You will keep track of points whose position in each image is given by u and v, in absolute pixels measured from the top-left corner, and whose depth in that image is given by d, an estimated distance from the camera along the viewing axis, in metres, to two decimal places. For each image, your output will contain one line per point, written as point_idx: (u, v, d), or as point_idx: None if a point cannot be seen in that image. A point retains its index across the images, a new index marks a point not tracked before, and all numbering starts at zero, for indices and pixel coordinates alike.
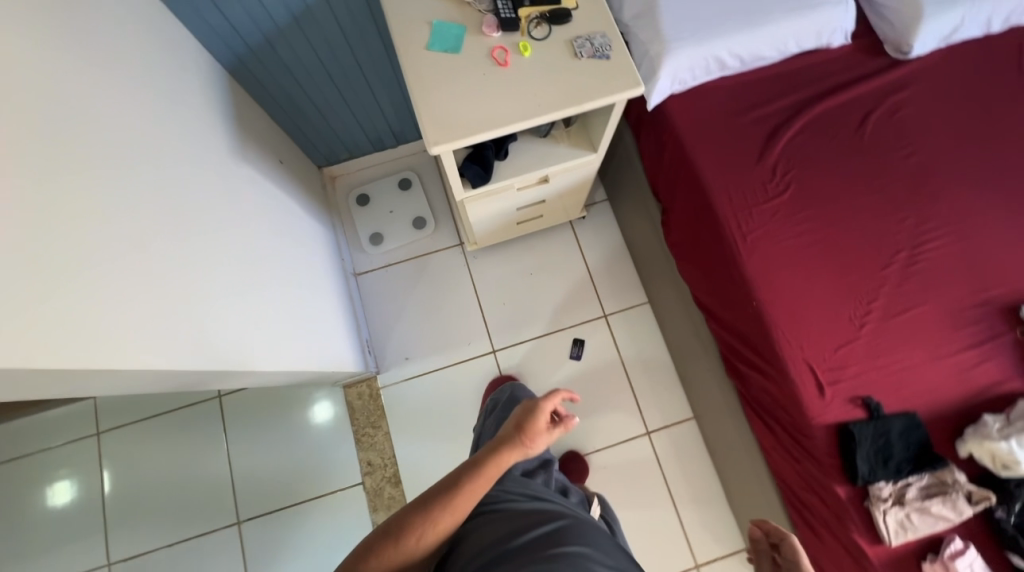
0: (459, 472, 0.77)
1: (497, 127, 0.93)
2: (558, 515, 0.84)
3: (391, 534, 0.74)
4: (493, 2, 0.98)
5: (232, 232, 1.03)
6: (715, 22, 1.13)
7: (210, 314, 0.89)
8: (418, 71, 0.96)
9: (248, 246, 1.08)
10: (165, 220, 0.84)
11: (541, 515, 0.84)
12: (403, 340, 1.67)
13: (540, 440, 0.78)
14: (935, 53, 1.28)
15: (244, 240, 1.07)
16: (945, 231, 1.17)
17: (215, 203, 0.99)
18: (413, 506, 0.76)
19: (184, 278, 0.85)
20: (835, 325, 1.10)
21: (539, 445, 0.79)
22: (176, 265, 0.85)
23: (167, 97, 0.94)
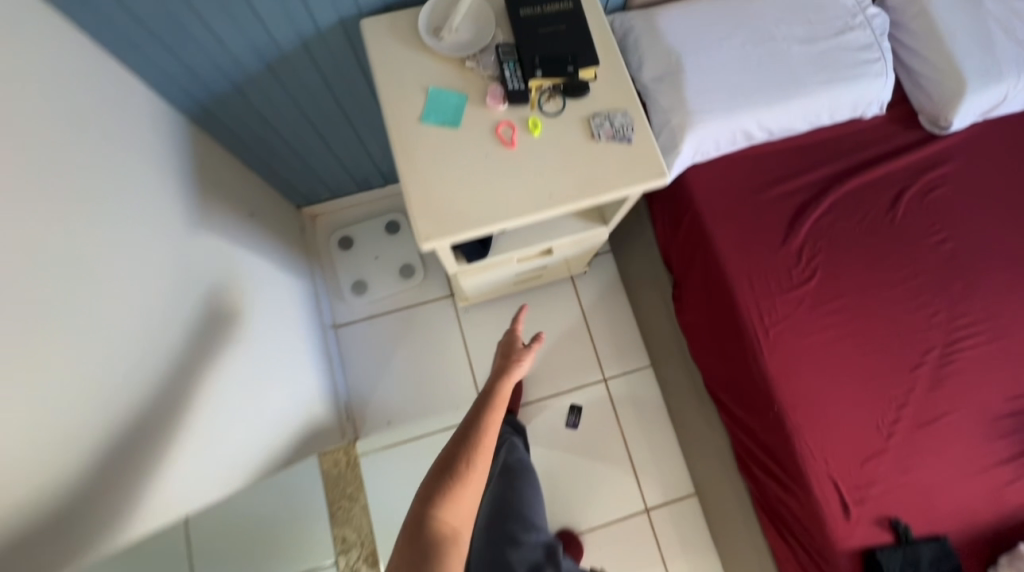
0: (467, 420, 0.87)
1: (501, 220, 0.80)
2: None
3: (434, 506, 0.75)
4: (500, 68, 0.84)
5: (206, 331, 0.91)
6: (744, 91, 1.01)
7: (176, 444, 0.81)
8: (410, 149, 0.83)
9: (225, 341, 0.96)
10: (131, 350, 0.74)
11: None
12: (386, 402, 1.53)
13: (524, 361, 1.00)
14: (972, 128, 1.19)
15: (219, 334, 0.95)
16: (979, 328, 1.08)
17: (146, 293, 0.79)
18: (438, 474, 0.79)
19: (150, 408, 0.77)
20: (863, 434, 1.01)
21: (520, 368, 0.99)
22: (146, 393, 0.76)
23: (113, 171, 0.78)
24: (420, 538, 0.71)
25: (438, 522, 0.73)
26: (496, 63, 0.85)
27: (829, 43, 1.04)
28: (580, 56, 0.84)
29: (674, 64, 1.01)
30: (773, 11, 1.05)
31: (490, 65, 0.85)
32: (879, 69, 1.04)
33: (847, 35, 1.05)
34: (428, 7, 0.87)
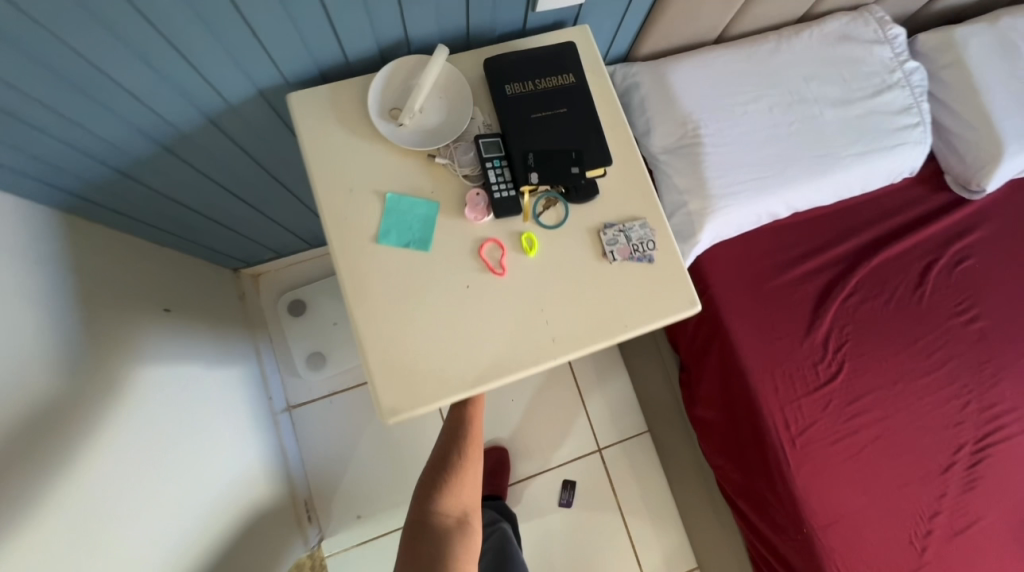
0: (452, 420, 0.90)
1: (487, 379, 0.61)
2: None
3: (432, 501, 0.81)
4: (481, 167, 0.63)
5: (140, 474, 0.75)
6: (772, 167, 0.84)
7: None
8: (364, 281, 0.61)
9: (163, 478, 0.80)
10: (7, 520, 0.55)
11: None
12: (354, 492, 1.34)
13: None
14: (1001, 189, 1.07)
15: (155, 473, 0.78)
16: (1011, 418, 0.99)
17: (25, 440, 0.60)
18: (435, 472, 0.85)
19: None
20: (896, 553, 0.91)
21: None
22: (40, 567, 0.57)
23: None
24: (427, 533, 0.78)
25: (441, 515, 0.80)
26: (476, 158, 0.64)
27: (864, 105, 0.89)
28: (585, 152, 0.64)
29: (690, 133, 0.84)
30: (801, 66, 0.88)
31: (467, 161, 0.64)
32: (917, 136, 0.90)
33: (884, 96, 0.89)
34: (381, 81, 0.65)
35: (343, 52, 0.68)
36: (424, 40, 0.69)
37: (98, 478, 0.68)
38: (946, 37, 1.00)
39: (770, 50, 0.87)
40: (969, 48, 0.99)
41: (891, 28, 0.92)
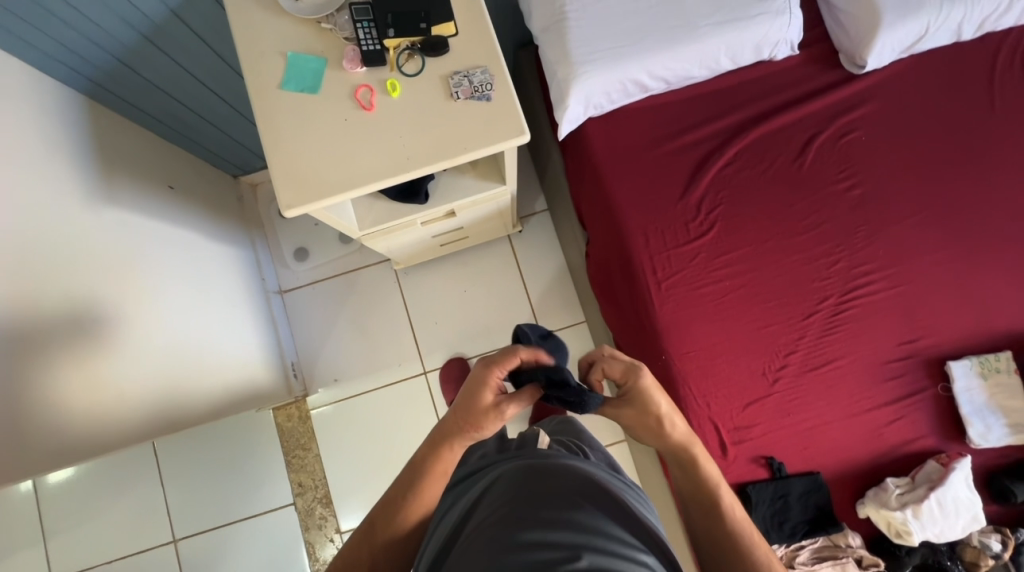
0: (418, 457, 0.71)
1: (360, 187, 0.83)
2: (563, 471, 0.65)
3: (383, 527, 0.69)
4: (355, 29, 0.84)
5: (168, 232, 1.19)
6: (632, 40, 0.99)
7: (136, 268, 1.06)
8: (270, 117, 0.84)
9: (179, 244, 1.22)
10: (109, 209, 1.04)
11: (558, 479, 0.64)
12: (332, 360, 1.64)
13: (515, 408, 0.67)
14: (896, 65, 1.12)
15: (177, 238, 1.21)
16: (880, 275, 1.08)
17: (114, 189, 1.07)
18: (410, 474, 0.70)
19: (117, 233, 1.04)
20: (748, 381, 1.05)
21: (510, 415, 0.67)
22: (113, 222, 1.04)
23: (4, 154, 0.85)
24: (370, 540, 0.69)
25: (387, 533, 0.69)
26: (352, 23, 0.85)
27: None
28: (433, 14, 0.83)
29: (558, 11, 0.98)
30: None
31: (349, 25, 0.85)
32: (778, 7, 1.01)
33: None
34: None
35: None
36: None
37: (146, 218, 1.13)
38: None
39: None
40: None
41: None
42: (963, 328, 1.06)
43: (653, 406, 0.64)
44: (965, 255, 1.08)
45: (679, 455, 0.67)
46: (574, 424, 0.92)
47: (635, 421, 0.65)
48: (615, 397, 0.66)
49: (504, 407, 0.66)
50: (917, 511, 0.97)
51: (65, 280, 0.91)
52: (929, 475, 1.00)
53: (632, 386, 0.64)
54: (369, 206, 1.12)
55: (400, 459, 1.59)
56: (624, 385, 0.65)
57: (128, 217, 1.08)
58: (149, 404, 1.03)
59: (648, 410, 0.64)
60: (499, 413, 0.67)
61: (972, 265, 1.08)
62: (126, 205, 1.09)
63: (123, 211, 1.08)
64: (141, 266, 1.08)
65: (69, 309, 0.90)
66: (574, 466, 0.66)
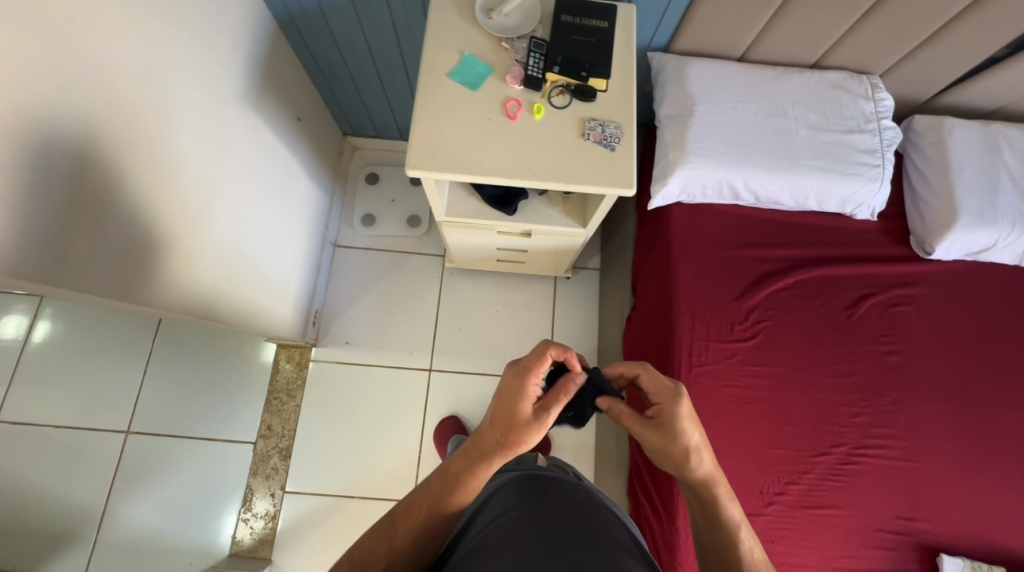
0: (451, 465, 0.73)
1: (479, 175, 0.93)
2: (576, 498, 0.69)
3: (405, 524, 0.69)
4: (527, 56, 0.99)
5: (264, 138, 1.24)
6: (741, 152, 1.12)
7: (224, 153, 1.09)
8: (429, 93, 0.97)
9: (267, 152, 1.26)
10: (249, 113, 1.16)
11: (572, 503, 0.68)
12: (351, 324, 1.68)
13: (555, 408, 0.72)
14: (959, 264, 1.22)
15: (268, 146, 1.26)
16: (895, 444, 1.10)
17: (258, 100, 1.19)
18: (441, 477, 0.72)
19: (232, 126, 1.11)
20: (743, 492, 1.05)
21: (551, 416, 0.72)
22: (234, 115, 1.11)
23: (202, 36, 0.97)
24: (393, 533, 0.69)
25: (408, 530, 0.69)
26: (526, 51, 1.00)
27: (835, 137, 1.13)
28: (595, 68, 0.97)
29: (689, 107, 1.12)
30: (793, 94, 1.15)
31: (522, 52, 1.00)
32: (873, 175, 1.13)
33: (855, 136, 1.14)
34: None
35: None
36: None
37: (257, 123, 1.20)
38: (937, 122, 1.21)
39: (772, 75, 1.16)
40: (953, 135, 1.19)
41: (880, 92, 1.17)
42: (963, 528, 1.06)
43: (683, 434, 0.68)
44: (980, 458, 1.10)
45: (706, 495, 0.68)
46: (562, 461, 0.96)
47: (656, 442, 0.70)
48: (643, 418, 0.72)
49: (546, 411, 0.72)
50: None
51: (176, 139, 0.94)
52: None
53: (665, 405, 0.70)
54: (461, 198, 1.22)
55: (371, 441, 1.59)
56: (656, 405, 0.71)
57: (246, 115, 1.15)
58: (182, 285, 1.00)
59: (676, 436, 0.68)
60: (541, 418, 0.72)
61: (986, 471, 1.10)
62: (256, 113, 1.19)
63: (246, 110, 1.15)
64: (231, 158, 1.12)
65: (164, 162, 0.92)
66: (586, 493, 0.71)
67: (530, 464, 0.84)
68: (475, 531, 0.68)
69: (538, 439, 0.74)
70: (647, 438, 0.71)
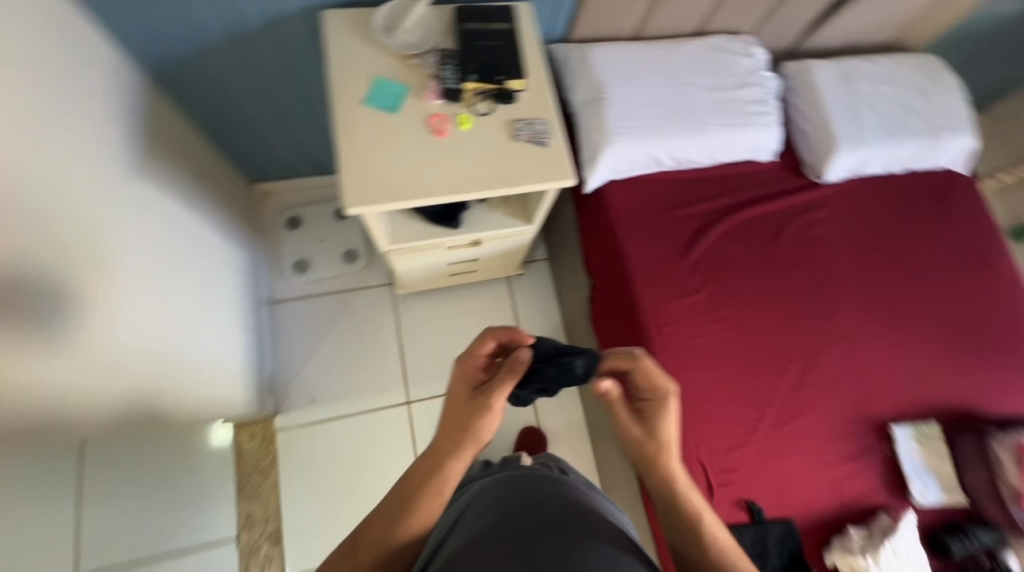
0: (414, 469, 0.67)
1: (425, 198, 0.91)
2: (552, 490, 0.65)
3: (371, 546, 0.64)
4: (440, 69, 0.98)
5: (157, 196, 1.07)
6: (654, 123, 1.20)
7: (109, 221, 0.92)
8: (349, 125, 0.93)
9: (163, 210, 1.09)
10: (142, 181, 1.02)
11: (549, 495, 0.63)
12: (312, 381, 1.56)
13: (497, 390, 0.66)
14: (846, 183, 1.41)
15: (162, 204, 1.09)
16: (837, 347, 1.26)
17: (148, 165, 1.05)
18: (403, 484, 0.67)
19: (125, 200, 0.97)
20: (733, 427, 1.15)
21: (495, 401, 0.66)
22: (123, 187, 0.96)
23: (68, 107, 0.84)
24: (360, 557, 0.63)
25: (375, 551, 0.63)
26: (438, 64, 0.99)
27: (728, 94, 1.26)
28: (510, 70, 0.99)
29: (600, 91, 1.19)
30: (685, 61, 1.25)
31: (433, 65, 0.99)
32: (765, 121, 1.27)
33: (744, 90, 1.27)
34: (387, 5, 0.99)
35: None
36: None
37: (149, 189, 1.04)
38: (802, 67, 1.39)
39: (664, 48, 1.25)
40: (816, 75, 1.37)
41: (754, 48, 1.31)
42: (903, 400, 1.25)
43: (667, 428, 0.68)
44: (901, 339, 1.30)
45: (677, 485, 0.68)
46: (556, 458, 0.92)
47: (636, 438, 0.68)
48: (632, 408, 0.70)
49: (490, 396, 0.66)
50: (877, 556, 1.07)
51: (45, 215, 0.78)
52: (882, 527, 1.12)
53: (654, 401, 0.69)
54: (402, 222, 1.19)
55: (366, 495, 1.49)
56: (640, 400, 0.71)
57: (136, 185, 1.00)
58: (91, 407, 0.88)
59: (659, 427, 0.68)
60: (487, 402, 0.66)
61: (908, 348, 1.30)
62: (148, 179, 1.05)
63: (135, 179, 1.00)
64: (124, 225, 0.96)
65: (31, 261, 0.75)
66: (563, 484, 0.66)
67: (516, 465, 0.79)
68: (449, 544, 0.62)
69: (492, 428, 0.68)
70: (628, 433, 0.69)
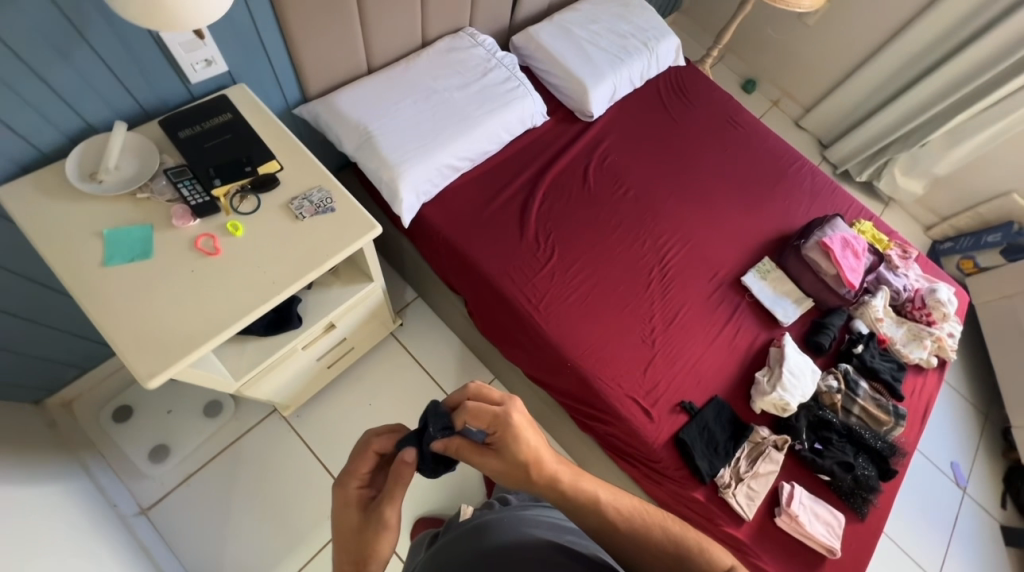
0: None
1: (231, 326, 0.81)
2: (473, 540, 0.64)
3: None
4: (176, 190, 0.88)
5: None
6: (431, 137, 1.23)
7: None
8: (99, 296, 0.79)
9: None
10: None
11: (471, 547, 0.63)
12: (241, 561, 1.32)
13: (383, 501, 0.59)
14: (612, 110, 1.61)
15: None
16: (674, 241, 1.44)
17: None
18: None
19: None
20: (636, 351, 1.26)
21: (382, 513, 0.58)
22: None
23: None
24: None
25: None
26: (171, 185, 0.89)
27: (479, 84, 1.34)
28: (255, 157, 0.93)
29: (365, 133, 1.18)
30: (428, 72, 1.30)
31: (169, 189, 0.89)
32: (522, 92, 1.38)
33: (490, 75, 1.36)
34: (75, 156, 0.87)
35: (38, 146, 0.87)
36: (108, 121, 0.93)
37: None
38: (527, 36, 1.54)
39: (403, 69, 1.29)
40: (541, 37, 1.53)
41: (479, 36, 1.41)
42: (737, 254, 1.48)
43: (522, 447, 0.64)
44: (712, 209, 1.53)
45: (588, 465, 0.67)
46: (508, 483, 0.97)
47: (503, 472, 0.65)
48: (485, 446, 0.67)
49: (378, 509, 0.59)
50: (784, 386, 1.23)
51: None
52: (776, 358, 1.30)
53: (500, 432, 0.65)
54: (237, 353, 1.05)
55: None
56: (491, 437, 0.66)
57: None
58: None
59: (516, 451, 0.64)
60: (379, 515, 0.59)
61: (720, 213, 1.53)
62: None
63: None
64: None
65: None
66: (483, 525, 0.66)
67: (457, 524, 0.78)
68: None
69: (389, 547, 0.58)
70: (495, 473, 0.65)
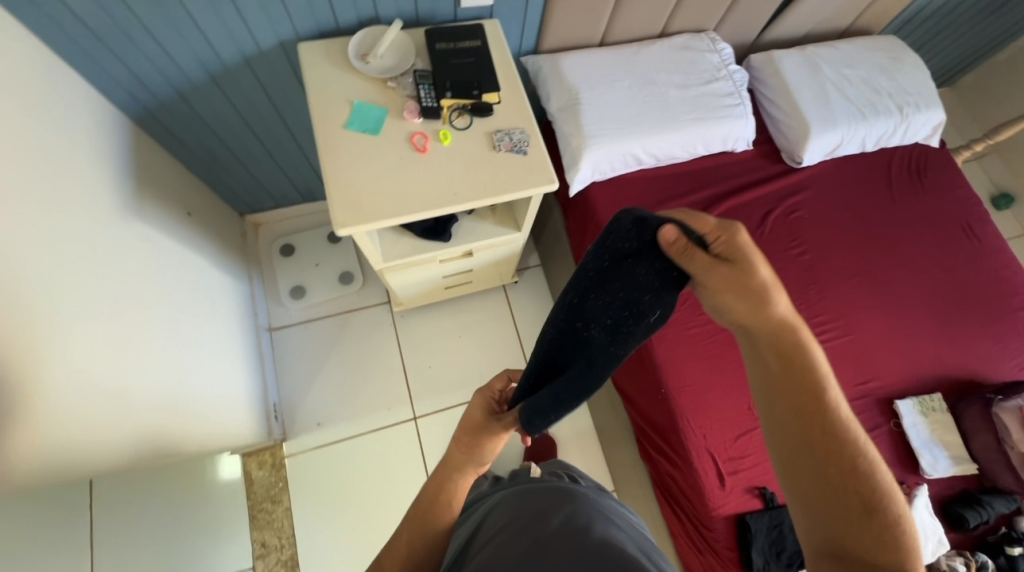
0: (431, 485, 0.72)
1: (411, 215, 0.94)
2: (558, 496, 0.69)
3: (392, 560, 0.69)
4: (416, 89, 1.02)
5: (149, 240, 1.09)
6: (631, 122, 1.23)
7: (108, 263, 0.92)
8: (333, 148, 0.96)
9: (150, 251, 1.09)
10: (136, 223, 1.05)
11: (555, 501, 0.67)
12: (317, 404, 1.56)
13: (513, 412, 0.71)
14: (824, 164, 1.44)
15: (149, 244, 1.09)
16: (831, 325, 1.27)
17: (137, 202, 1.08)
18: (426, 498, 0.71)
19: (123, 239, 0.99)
20: (737, 415, 1.15)
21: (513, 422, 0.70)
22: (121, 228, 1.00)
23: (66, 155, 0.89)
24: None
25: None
26: (413, 84, 1.03)
27: (699, 89, 1.29)
28: (484, 85, 1.03)
29: (574, 97, 1.22)
30: (655, 62, 1.29)
31: (410, 86, 1.03)
32: (738, 112, 1.31)
33: (714, 84, 1.30)
34: (359, 35, 1.05)
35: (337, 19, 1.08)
36: (389, 15, 1.09)
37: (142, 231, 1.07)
38: (768, 57, 1.44)
39: (633, 51, 1.30)
40: (783, 63, 1.41)
41: (719, 43, 1.35)
42: (904, 373, 1.26)
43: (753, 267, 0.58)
44: (894, 312, 1.31)
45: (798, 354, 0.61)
46: (567, 462, 0.99)
47: (729, 282, 0.58)
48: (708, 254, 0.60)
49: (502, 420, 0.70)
50: None
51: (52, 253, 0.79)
52: None
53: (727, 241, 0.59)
54: (394, 240, 1.21)
55: (378, 514, 1.47)
56: (716, 243, 0.60)
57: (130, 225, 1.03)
58: (114, 458, 0.87)
59: (752, 268, 0.58)
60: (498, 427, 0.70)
61: (903, 321, 1.30)
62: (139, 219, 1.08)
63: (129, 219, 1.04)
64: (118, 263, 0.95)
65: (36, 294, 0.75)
66: (569, 490, 0.70)
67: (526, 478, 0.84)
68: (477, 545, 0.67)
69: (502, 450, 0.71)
70: (717, 282, 0.59)
